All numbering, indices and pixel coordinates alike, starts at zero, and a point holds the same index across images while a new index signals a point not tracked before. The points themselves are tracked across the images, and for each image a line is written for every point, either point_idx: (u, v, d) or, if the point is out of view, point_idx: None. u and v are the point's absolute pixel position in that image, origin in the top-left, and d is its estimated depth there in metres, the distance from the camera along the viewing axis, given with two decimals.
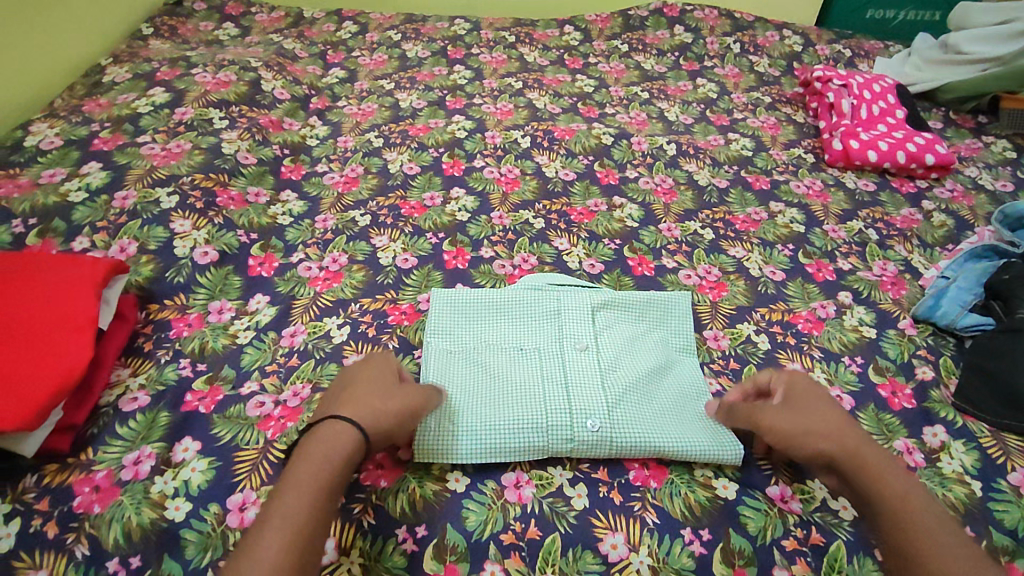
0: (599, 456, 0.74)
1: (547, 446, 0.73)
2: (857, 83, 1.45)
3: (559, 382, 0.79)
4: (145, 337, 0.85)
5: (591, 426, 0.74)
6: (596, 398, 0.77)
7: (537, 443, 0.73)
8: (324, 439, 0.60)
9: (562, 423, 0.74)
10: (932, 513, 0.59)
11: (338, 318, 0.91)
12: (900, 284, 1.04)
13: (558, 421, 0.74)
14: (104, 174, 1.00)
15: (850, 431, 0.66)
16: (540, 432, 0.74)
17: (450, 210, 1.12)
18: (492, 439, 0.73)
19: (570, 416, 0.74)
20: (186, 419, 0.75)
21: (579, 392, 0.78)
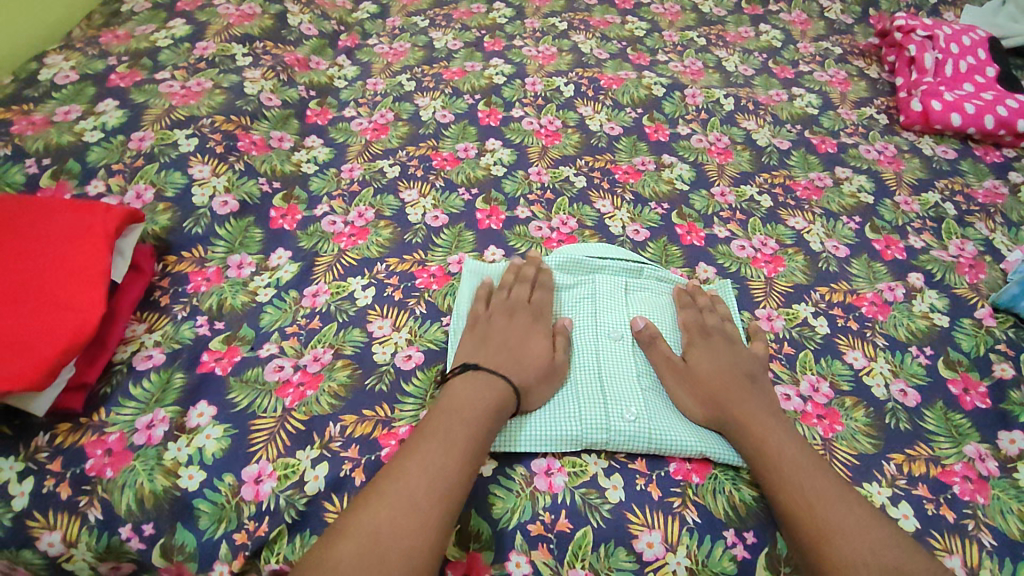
0: (637, 450, 0.68)
1: (581, 436, 0.68)
2: (944, 34, 1.29)
3: (593, 374, 0.75)
4: (162, 291, 0.81)
5: (627, 418, 0.69)
6: (634, 394, 0.73)
7: (571, 435, 0.68)
8: (478, 407, 0.66)
9: (597, 414, 0.70)
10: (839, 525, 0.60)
11: (363, 279, 0.85)
12: (979, 267, 0.94)
13: (592, 413, 0.70)
14: (121, 113, 0.94)
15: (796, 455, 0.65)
16: (574, 421, 0.69)
17: (485, 163, 1.04)
18: (522, 430, 0.69)
19: (605, 408, 0.70)
20: (201, 381, 0.72)
21: (614, 384, 0.73)
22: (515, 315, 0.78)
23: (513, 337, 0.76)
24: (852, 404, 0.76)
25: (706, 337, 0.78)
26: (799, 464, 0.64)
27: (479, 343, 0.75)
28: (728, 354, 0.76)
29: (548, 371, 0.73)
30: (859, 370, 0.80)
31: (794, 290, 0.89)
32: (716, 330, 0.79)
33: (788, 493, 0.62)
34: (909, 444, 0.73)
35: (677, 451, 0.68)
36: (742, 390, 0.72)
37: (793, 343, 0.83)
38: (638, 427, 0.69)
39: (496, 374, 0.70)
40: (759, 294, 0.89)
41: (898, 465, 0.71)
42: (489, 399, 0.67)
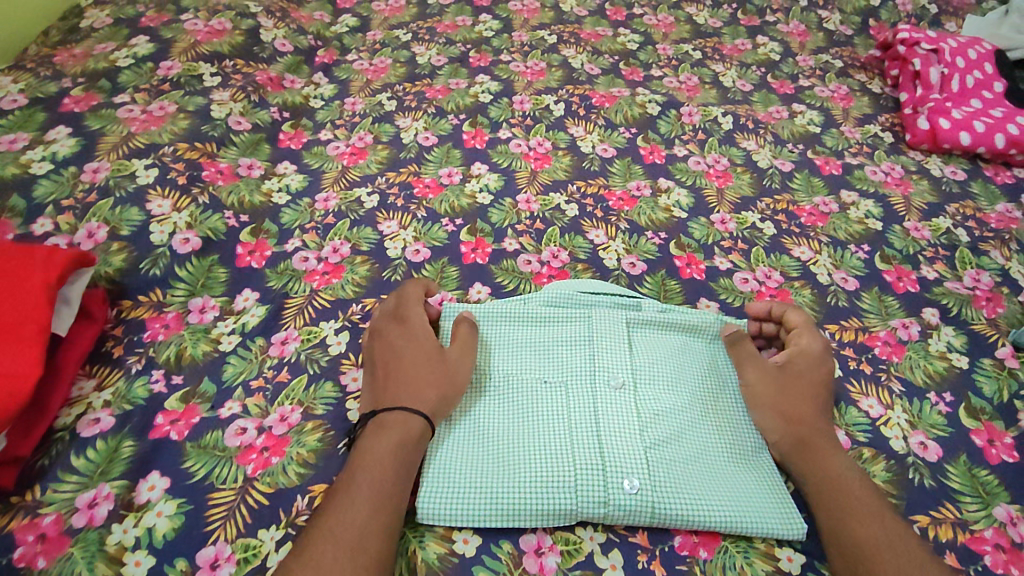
0: (638, 524, 0.62)
1: (577, 511, 0.62)
2: (949, 47, 1.23)
3: (592, 428, 0.67)
4: (115, 340, 0.73)
5: (628, 489, 0.62)
6: (635, 452, 0.65)
7: (565, 509, 0.61)
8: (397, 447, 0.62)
9: (595, 483, 0.63)
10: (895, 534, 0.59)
11: (336, 323, 0.78)
12: (996, 300, 0.89)
13: (588, 483, 0.63)
14: (73, 142, 0.86)
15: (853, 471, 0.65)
16: (569, 492, 0.62)
17: (470, 190, 0.98)
18: (513, 502, 0.61)
19: (604, 475, 0.63)
20: (154, 449, 0.65)
21: (616, 441, 0.65)
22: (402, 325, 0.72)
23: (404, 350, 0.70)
24: (870, 457, 0.70)
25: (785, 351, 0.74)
26: (867, 500, 0.62)
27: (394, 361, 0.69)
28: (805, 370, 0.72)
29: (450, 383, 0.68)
30: (875, 420, 0.74)
31: None
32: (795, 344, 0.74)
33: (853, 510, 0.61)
34: (934, 504, 0.67)
35: (683, 525, 0.62)
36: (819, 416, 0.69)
37: None
38: (639, 500, 0.62)
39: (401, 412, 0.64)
40: None
41: (922, 530, 0.65)
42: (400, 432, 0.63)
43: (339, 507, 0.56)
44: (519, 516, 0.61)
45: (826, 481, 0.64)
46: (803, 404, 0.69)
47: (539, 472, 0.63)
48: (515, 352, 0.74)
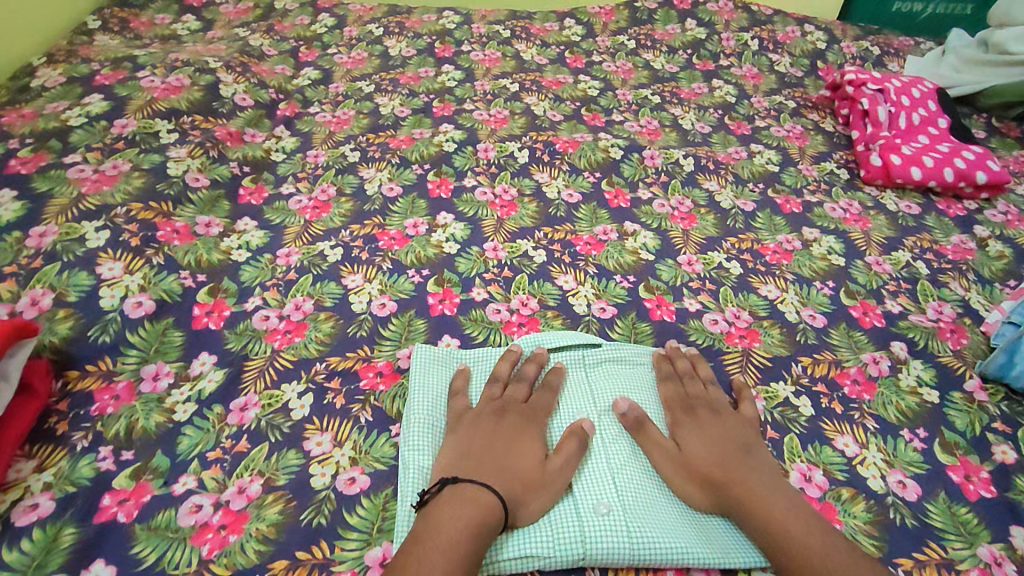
0: (620, 563, 0.60)
1: (558, 551, 0.60)
2: (894, 87, 1.29)
3: None
4: (59, 416, 0.69)
5: (606, 527, 0.62)
6: (606, 483, 0.66)
7: (543, 546, 0.60)
8: (461, 530, 0.56)
9: (571, 524, 0.62)
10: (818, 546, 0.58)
11: (299, 384, 0.75)
12: (960, 331, 0.90)
13: (562, 518, 0.62)
14: (19, 205, 0.83)
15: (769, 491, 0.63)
16: (547, 532, 0.61)
17: (436, 241, 0.96)
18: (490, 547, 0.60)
19: (580, 515, 0.63)
20: (98, 535, 0.59)
21: (589, 477, 0.66)
22: (505, 415, 0.69)
23: (500, 440, 0.66)
24: (849, 497, 0.69)
25: (691, 412, 0.72)
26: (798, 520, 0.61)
27: (465, 447, 0.65)
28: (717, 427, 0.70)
29: (538, 480, 0.63)
30: (852, 459, 0.73)
31: (773, 365, 0.83)
32: (703, 410, 0.72)
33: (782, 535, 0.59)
34: (919, 546, 0.65)
35: (664, 560, 0.61)
36: (724, 450, 0.67)
37: (778, 428, 0.76)
38: (615, 533, 0.61)
39: (479, 484, 0.60)
40: (736, 373, 0.82)
41: (910, 574, 0.63)
42: (468, 518, 0.57)
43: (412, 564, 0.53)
44: (500, 559, 0.59)
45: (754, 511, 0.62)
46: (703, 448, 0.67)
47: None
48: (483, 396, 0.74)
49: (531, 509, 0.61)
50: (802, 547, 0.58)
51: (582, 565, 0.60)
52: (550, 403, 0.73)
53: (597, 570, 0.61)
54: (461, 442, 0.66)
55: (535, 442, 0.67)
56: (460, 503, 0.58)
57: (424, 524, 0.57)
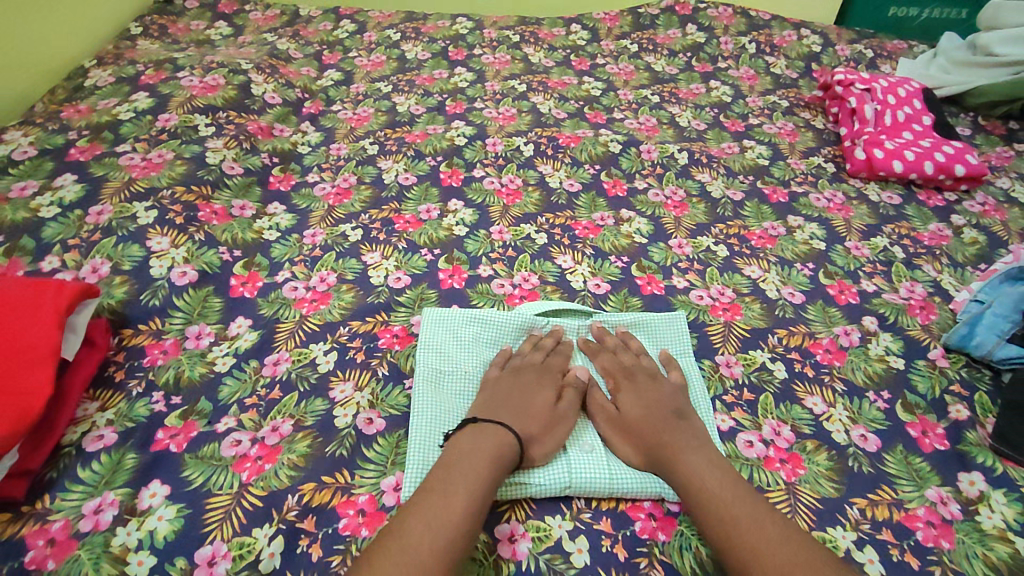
0: (599, 493, 0.69)
1: (543, 481, 0.69)
2: (881, 87, 1.36)
3: None
4: (117, 365, 0.79)
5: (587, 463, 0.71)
6: (588, 431, 0.76)
7: (534, 476, 0.69)
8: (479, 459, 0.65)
9: (558, 459, 0.71)
10: (735, 507, 0.62)
11: (325, 344, 0.84)
12: (929, 308, 0.97)
13: (552, 455, 0.72)
14: (79, 188, 0.94)
15: (700, 457, 0.68)
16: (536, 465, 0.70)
17: (447, 224, 1.06)
18: None
19: (565, 452, 0.72)
20: (155, 460, 0.70)
21: (576, 424, 0.76)
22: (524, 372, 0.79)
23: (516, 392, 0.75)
24: (813, 448, 0.77)
25: (630, 378, 0.79)
26: (723, 484, 0.65)
27: (491, 390, 0.76)
28: (651, 392, 0.76)
29: (550, 421, 0.73)
30: (819, 415, 0.81)
31: (752, 336, 0.91)
32: (639, 373, 0.79)
33: (709, 506, 0.63)
34: (871, 488, 0.73)
35: (638, 491, 0.69)
36: (663, 422, 0.72)
37: (753, 389, 0.84)
38: (597, 467, 0.70)
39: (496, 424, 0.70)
40: (718, 341, 0.90)
41: (862, 510, 0.71)
42: (488, 453, 0.66)
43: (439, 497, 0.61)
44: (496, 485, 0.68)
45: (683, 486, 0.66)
46: (636, 417, 0.74)
47: None
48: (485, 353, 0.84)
49: (541, 445, 0.71)
50: (714, 503, 0.63)
51: (567, 495, 0.69)
52: (562, 364, 0.82)
53: (582, 500, 0.70)
54: (487, 391, 0.76)
55: (547, 392, 0.77)
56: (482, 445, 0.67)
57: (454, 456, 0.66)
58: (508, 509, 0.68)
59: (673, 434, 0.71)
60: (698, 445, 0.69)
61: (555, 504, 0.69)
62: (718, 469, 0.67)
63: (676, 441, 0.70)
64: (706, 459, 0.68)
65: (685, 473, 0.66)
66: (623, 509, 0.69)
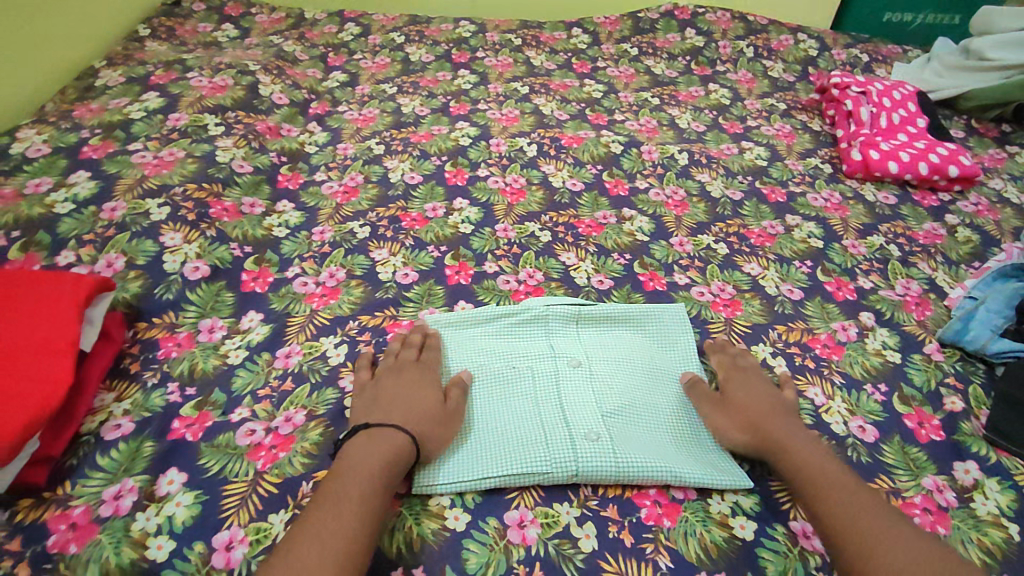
0: (606, 481, 0.71)
1: (550, 470, 0.70)
2: (876, 90, 1.39)
3: (557, 407, 0.78)
4: (132, 358, 0.81)
5: (593, 451, 0.72)
6: (594, 417, 0.77)
7: (543, 465, 0.71)
8: (369, 465, 0.64)
9: (564, 447, 0.72)
10: (849, 491, 0.65)
11: (335, 337, 0.86)
12: (924, 304, 1.00)
13: (559, 444, 0.73)
14: (93, 184, 0.96)
15: (816, 448, 0.71)
16: (543, 455, 0.72)
17: (453, 222, 1.08)
18: (492, 463, 0.71)
19: (571, 440, 0.73)
20: (172, 448, 0.71)
21: (581, 413, 0.77)
22: (403, 371, 0.77)
23: (402, 391, 0.74)
24: (814, 438, 0.79)
25: (743, 373, 0.82)
26: (836, 471, 0.68)
27: (373, 396, 0.74)
28: (764, 387, 0.80)
29: (442, 418, 0.73)
30: (819, 406, 0.83)
31: (753, 330, 0.93)
32: (751, 370, 0.83)
33: (825, 487, 0.66)
34: (870, 477, 0.75)
35: (644, 478, 0.71)
36: (778, 415, 0.76)
37: None
38: (603, 454, 0.72)
39: (393, 429, 0.68)
40: (719, 336, 0.92)
41: None
42: (377, 463, 0.65)
43: (328, 508, 0.59)
44: (506, 474, 0.70)
45: (796, 468, 0.69)
46: (751, 405, 0.77)
47: (514, 442, 0.73)
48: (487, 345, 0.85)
49: (435, 441, 0.70)
50: (829, 485, 0.66)
51: (575, 483, 0.71)
52: (437, 359, 0.82)
53: (589, 488, 0.72)
54: (370, 396, 0.74)
55: (432, 388, 0.76)
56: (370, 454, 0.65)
57: (342, 467, 0.64)
58: (517, 497, 0.70)
59: (785, 425, 0.74)
60: (813, 439, 0.73)
61: (563, 491, 0.71)
62: (830, 460, 0.70)
63: (787, 431, 0.73)
64: (822, 452, 0.71)
65: (800, 458, 0.69)
66: (629, 497, 0.71)
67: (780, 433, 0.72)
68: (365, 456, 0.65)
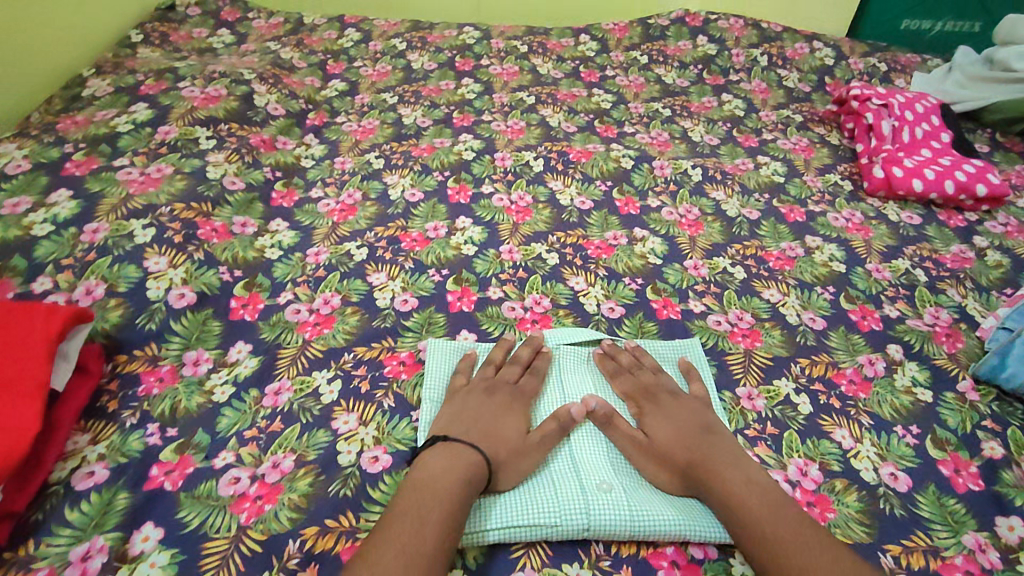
0: (619, 536, 0.65)
1: (559, 523, 0.65)
2: (898, 102, 1.33)
3: (567, 453, 0.73)
4: (110, 395, 0.75)
5: (606, 503, 0.67)
6: (606, 465, 0.72)
7: (551, 518, 0.65)
8: (446, 484, 0.63)
9: (575, 498, 0.67)
10: (785, 530, 0.62)
11: (329, 371, 0.81)
12: (955, 335, 0.94)
13: (569, 493, 0.68)
14: (74, 204, 0.90)
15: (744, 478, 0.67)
16: (552, 506, 0.66)
17: (455, 243, 1.02)
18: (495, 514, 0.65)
19: (582, 491, 0.68)
20: (148, 500, 0.66)
21: (593, 460, 0.72)
22: (494, 393, 0.76)
23: (486, 414, 0.73)
24: (843, 488, 0.73)
25: (652, 398, 0.78)
26: (770, 506, 0.64)
27: (456, 413, 0.73)
28: (686, 411, 0.75)
29: (520, 450, 0.70)
30: (847, 451, 0.77)
31: (774, 364, 0.88)
32: (658, 390, 0.78)
33: (755, 531, 0.62)
34: (905, 534, 0.69)
35: (661, 534, 0.65)
36: (701, 442, 0.71)
37: (777, 423, 0.80)
38: (616, 507, 0.67)
39: (467, 449, 0.67)
40: (738, 370, 0.86)
41: (896, 558, 0.67)
42: (460, 474, 0.65)
43: (405, 521, 0.59)
44: (510, 526, 0.64)
45: (729, 509, 0.65)
46: (672, 441, 0.72)
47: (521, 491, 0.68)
48: None
49: (509, 473, 0.68)
50: (758, 527, 0.62)
51: (586, 539, 0.65)
52: (536, 387, 0.79)
53: (601, 545, 0.66)
54: (454, 411, 0.74)
55: (518, 419, 0.74)
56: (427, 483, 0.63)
57: (418, 481, 0.64)
58: (522, 555, 0.64)
59: (717, 456, 0.69)
60: (746, 467, 0.69)
61: (572, 549, 0.65)
62: (763, 491, 0.66)
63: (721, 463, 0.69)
64: (754, 483, 0.67)
65: (729, 494, 0.66)
66: (645, 556, 0.65)
67: (714, 469, 0.68)
68: (426, 480, 0.64)
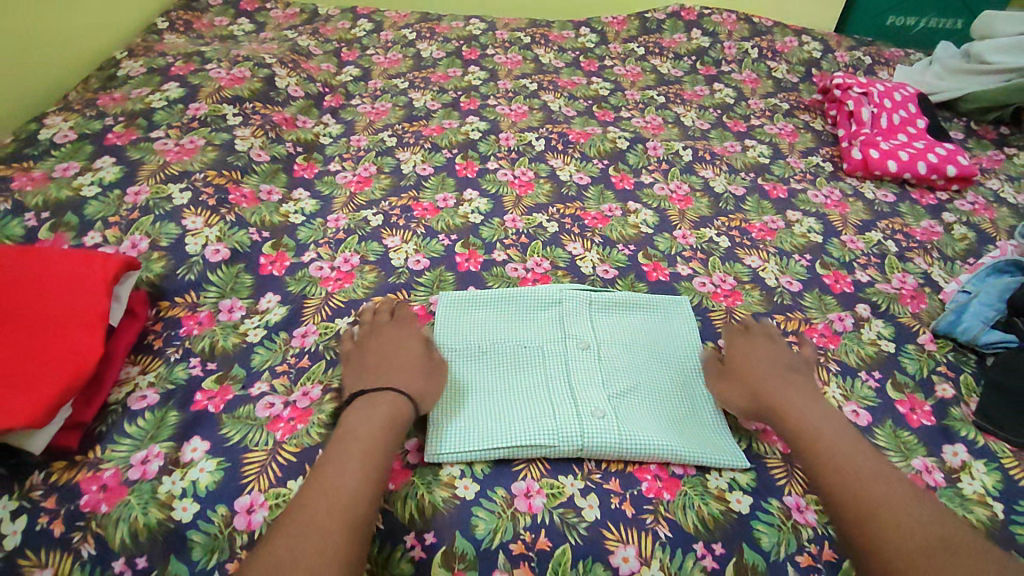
0: (609, 456, 0.74)
1: (556, 443, 0.74)
2: (877, 91, 1.42)
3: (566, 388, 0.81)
4: (155, 334, 0.84)
5: (598, 427, 0.75)
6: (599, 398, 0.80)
7: (549, 438, 0.74)
8: (371, 434, 0.69)
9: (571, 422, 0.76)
10: (879, 482, 0.67)
11: (350, 318, 0.90)
12: (920, 297, 1.03)
13: (566, 419, 0.76)
14: (117, 169, 0.99)
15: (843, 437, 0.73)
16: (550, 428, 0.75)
17: (463, 212, 1.11)
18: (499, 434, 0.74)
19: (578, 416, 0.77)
20: (195, 419, 0.75)
21: (588, 393, 0.80)
22: (378, 335, 0.84)
23: (384, 356, 0.81)
24: None
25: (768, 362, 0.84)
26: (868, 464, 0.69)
27: (362, 371, 0.79)
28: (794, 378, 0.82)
29: (427, 370, 0.80)
30: None
31: (752, 319, 0.96)
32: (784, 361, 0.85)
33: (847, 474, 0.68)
34: None
35: (646, 455, 0.74)
36: (806, 401, 0.78)
37: None
38: (607, 430, 0.75)
39: (380, 391, 0.74)
40: (720, 324, 0.95)
41: None
42: (386, 412, 0.72)
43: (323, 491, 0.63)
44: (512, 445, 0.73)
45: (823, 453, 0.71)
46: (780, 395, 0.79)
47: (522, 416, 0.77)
48: (500, 328, 0.89)
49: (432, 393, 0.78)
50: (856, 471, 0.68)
51: (580, 457, 0.74)
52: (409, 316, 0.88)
53: (592, 462, 0.75)
54: (353, 368, 0.80)
55: (415, 343, 0.83)
56: (353, 432, 0.69)
57: (343, 441, 0.68)
58: (523, 469, 0.73)
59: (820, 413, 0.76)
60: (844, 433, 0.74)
61: (567, 465, 0.74)
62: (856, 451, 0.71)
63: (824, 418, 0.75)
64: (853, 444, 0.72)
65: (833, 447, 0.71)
66: (631, 472, 0.74)
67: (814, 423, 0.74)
68: (353, 428, 0.70)
